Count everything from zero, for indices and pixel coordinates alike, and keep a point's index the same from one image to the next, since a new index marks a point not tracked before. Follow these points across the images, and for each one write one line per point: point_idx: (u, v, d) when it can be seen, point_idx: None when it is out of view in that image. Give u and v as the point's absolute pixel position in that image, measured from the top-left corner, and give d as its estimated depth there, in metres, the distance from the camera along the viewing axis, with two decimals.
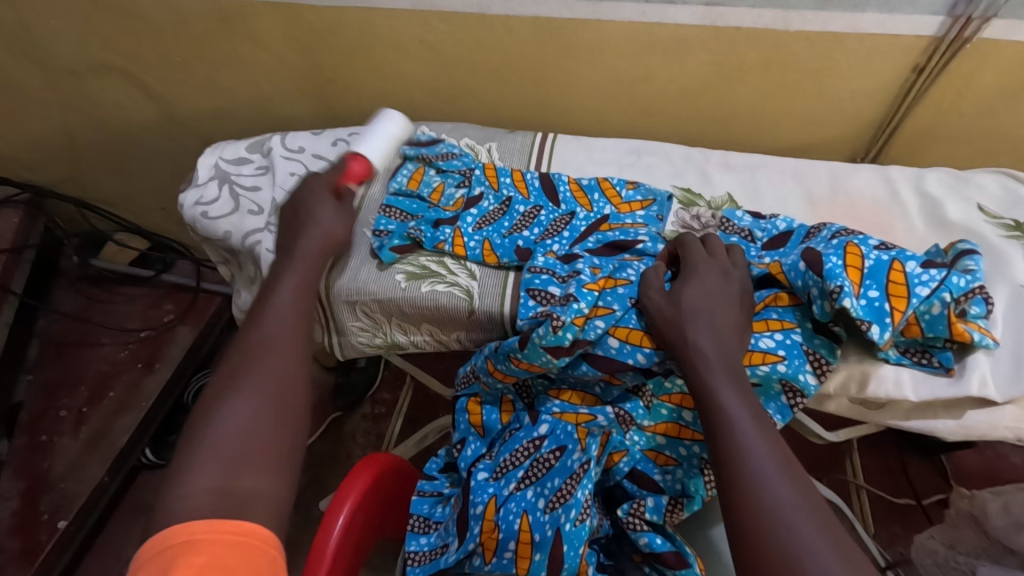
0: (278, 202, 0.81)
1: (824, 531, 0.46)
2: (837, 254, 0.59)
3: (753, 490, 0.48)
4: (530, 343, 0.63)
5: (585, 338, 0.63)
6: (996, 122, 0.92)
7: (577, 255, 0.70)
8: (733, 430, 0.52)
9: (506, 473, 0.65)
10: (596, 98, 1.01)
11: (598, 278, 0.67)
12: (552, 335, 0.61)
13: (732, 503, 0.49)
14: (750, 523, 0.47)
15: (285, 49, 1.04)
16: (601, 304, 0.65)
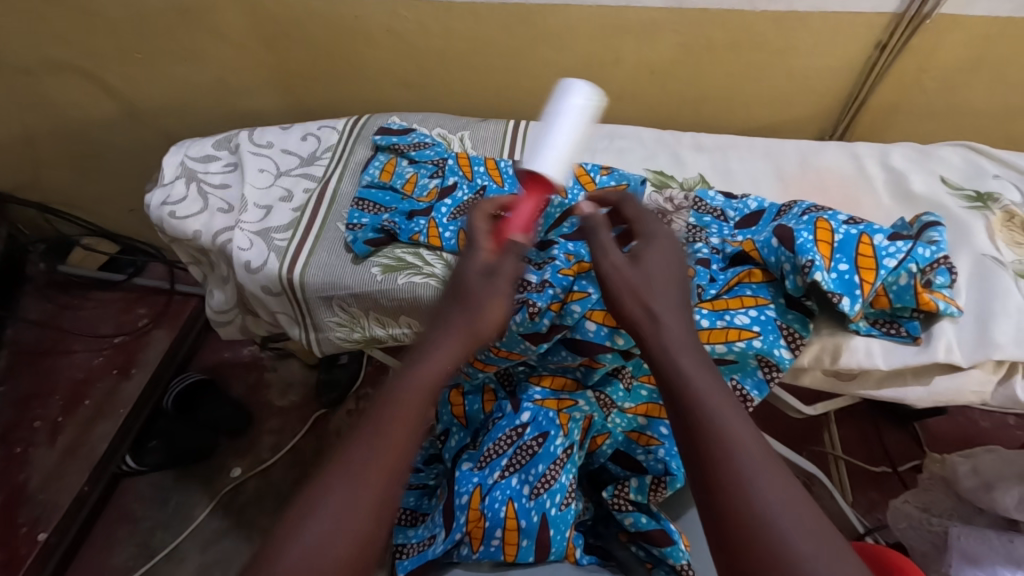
0: (247, 198, 0.79)
1: (812, 526, 0.42)
2: (808, 229, 0.60)
3: (735, 489, 0.43)
4: (509, 330, 0.64)
5: (561, 323, 0.64)
6: (957, 96, 0.94)
7: (553, 242, 0.71)
8: (715, 416, 0.46)
9: (490, 461, 0.64)
10: (567, 84, 1.01)
11: (573, 263, 0.68)
12: (528, 321, 0.64)
13: (715, 498, 0.44)
14: (737, 521, 0.42)
15: (249, 42, 1.02)
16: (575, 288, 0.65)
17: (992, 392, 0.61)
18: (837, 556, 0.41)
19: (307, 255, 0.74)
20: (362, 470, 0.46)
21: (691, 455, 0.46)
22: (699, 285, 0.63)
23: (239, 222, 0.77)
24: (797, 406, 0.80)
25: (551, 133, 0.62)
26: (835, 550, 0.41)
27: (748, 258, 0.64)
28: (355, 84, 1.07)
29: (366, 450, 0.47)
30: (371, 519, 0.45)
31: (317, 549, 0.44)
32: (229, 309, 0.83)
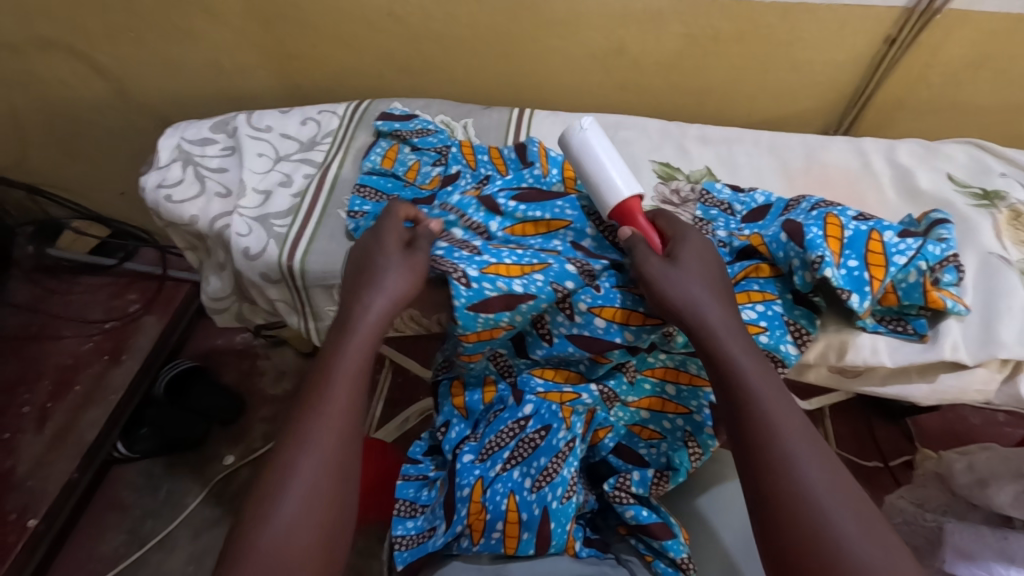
0: (246, 183, 0.77)
1: (848, 504, 0.47)
2: (817, 224, 0.60)
3: (781, 474, 0.49)
4: (457, 310, 0.62)
5: (525, 292, 0.62)
6: (960, 95, 0.94)
7: (500, 204, 0.70)
8: (760, 408, 0.51)
9: (492, 454, 0.64)
10: (571, 74, 0.99)
11: (513, 228, 0.70)
12: (469, 291, 0.61)
13: (761, 484, 0.49)
14: (782, 505, 0.48)
15: (246, 22, 1.00)
16: (511, 261, 0.64)
17: (996, 391, 0.61)
18: (871, 528, 0.47)
19: (307, 242, 0.73)
20: (326, 438, 0.52)
21: (740, 439, 0.52)
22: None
23: (237, 207, 0.75)
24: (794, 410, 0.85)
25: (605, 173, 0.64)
26: (866, 521, 0.47)
27: (756, 253, 0.63)
28: (355, 68, 1.05)
29: (325, 415, 0.53)
30: (337, 479, 0.52)
31: (303, 513, 0.49)
32: (225, 297, 0.81)
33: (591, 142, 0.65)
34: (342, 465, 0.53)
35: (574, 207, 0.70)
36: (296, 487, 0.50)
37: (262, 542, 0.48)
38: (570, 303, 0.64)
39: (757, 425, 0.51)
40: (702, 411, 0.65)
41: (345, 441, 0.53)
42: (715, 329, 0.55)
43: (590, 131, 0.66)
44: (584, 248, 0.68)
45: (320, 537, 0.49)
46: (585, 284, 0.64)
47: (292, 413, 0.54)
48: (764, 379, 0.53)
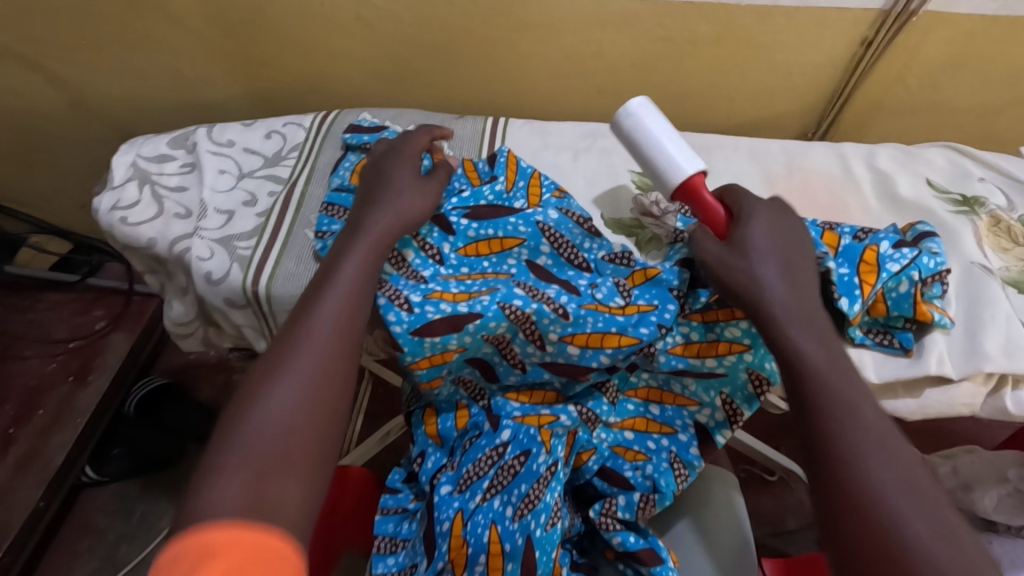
0: (207, 203, 0.74)
1: (924, 502, 0.43)
2: (814, 230, 0.62)
3: (852, 464, 0.45)
4: (400, 336, 0.60)
5: (469, 312, 0.61)
6: (938, 95, 0.93)
7: (452, 223, 0.68)
8: (837, 394, 0.48)
9: (472, 483, 0.61)
10: (547, 78, 0.96)
11: (469, 246, 0.68)
12: (411, 316, 0.61)
13: (827, 476, 0.46)
14: (850, 498, 0.44)
15: (206, 28, 0.95)
16: (460, 288, 0.64)
17: (981, 403, 0.60)
18: (949, 543, 0.41)
19: (274, 264, 0.69)
20: (324, 350, 0.52)
21: (805, 424, 0.49)
22: (680, 293, 0.63)
23: (198, 229, 0.71)
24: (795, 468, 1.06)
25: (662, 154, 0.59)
26: (945, 537, 0.42)
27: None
28: (323, 75, 1.00)
29: (321, 325, 0.53)
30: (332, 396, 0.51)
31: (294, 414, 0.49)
32: (189, 323, 0.76)
33: (643, 121, 0.60)
34: (331, 375, 0.52)
35: (528, 223, 0.67)
36: (288, 382, 0.50)
37: (251, 422, 0.47)
38: (539, 332, 0.61)
39: (835, 411, 0.48)
40: (686, 430, 0.64)
41: (342, 353, 0.53)
42: (781, 314, 0.53)
43: (641, 109, 0.61)
44: (539, 267, 0.66)
45: (308, 433, 0.48)
46: (536, 302, 0.61)
47: (288, 320, 0.55)
48: (845, 368, 0.50)
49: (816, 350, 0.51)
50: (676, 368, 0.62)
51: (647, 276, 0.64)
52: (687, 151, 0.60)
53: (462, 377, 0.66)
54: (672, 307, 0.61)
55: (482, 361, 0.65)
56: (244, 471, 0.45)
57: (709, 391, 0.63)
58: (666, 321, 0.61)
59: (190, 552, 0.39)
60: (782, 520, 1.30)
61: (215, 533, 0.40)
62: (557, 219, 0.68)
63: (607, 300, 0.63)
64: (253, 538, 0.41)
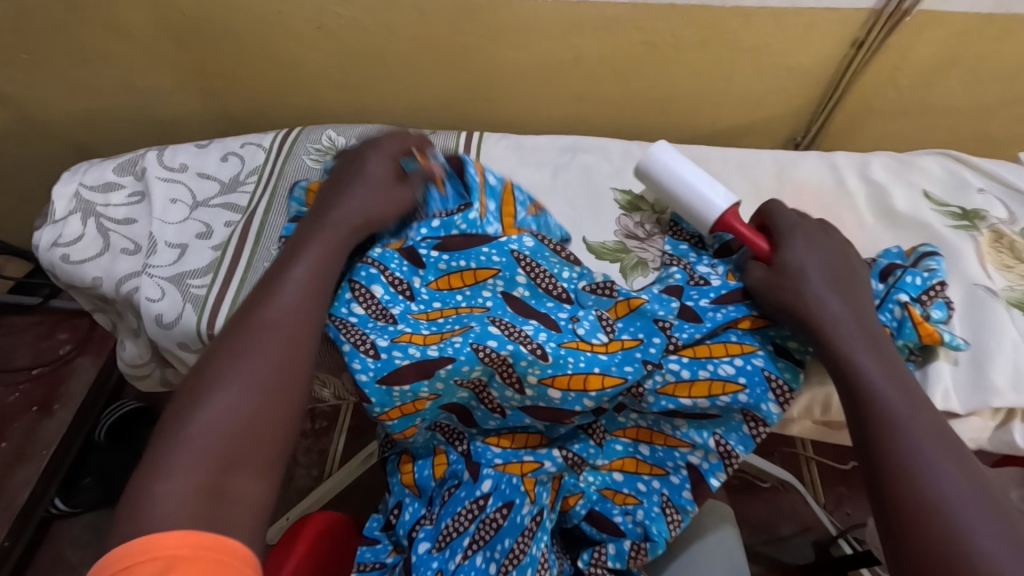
0: (157, 237, 0.68)
1: (990, 515, 0.44)
2: None
3: (910, 481, 0.46)
4: (366, 385, 0.56)
5: (441, 356, 0.56)
6: (931, 96, 0.89)
7: (422, 254, 0.61)
8: (895, 405, 0.50)
9: (452, 539, 0.56)
10: (523, 86, 0.91)
11: (444, 276, 0.61)
12: (378, 363, 0.56)
13: (886, 492, 0.47)
14: (913, 513, 0.45)
15: (155, 40, 0.88)
16: (431, 328, 0.58)
17: (988, 437, 0.57)
18: (1019, 547, 0.42)
19: (231, 304, 0.64)
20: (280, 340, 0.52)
21: (861, 441, 0.50)
22: (666, 326, 0.58)
23: (148, 267, 0.66)
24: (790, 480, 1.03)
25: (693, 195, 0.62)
26: (1012, 540, 0.42)
27: (745, 299, 0.59)
28: (285, 87, 0.94)
29: (277, 317, 0.53)
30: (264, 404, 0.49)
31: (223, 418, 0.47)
32: (143, 365, 0.71)
33: (671, 167, 0.63)
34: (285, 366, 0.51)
35: (503, 251, 0.61)
36: (236, 377, 0.49)
37: (198, 419, 0.47)
38: (517, 376, 0.56)
39: (897, 420, 0.49)
40: (678, 471, 0.60)
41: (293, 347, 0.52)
42: (843, 330, 0.54)
43: (666, 155, 0.64)
44: (516, 298, 0.60)
45: (262, 421, 0.48)
46: (512, 343, 0.56)
47: (243, 312, 0.55)
48: (905, 380, 0.51)
49: (876, 363, 0.52)
50: (666, 408, 0.58)
51: (631, 306, 0.60)
52: (718, 189, 0.61)
53: (439, 421, 0.61)
54: (660, 346, 0.57)
55: (458, 406, 0.60)
56: (195, 473, 0.44)
57: (702, 431, 0.59)
58: (657, 358, 0.56)
59: (141, 554, 0.39)
60: (776, 527, 1.24)
61: (165, 537, 0.39)
62: (534, 248, 0.62)
63: (589, 336, 0.58)
64: (212, 542, 0.40)
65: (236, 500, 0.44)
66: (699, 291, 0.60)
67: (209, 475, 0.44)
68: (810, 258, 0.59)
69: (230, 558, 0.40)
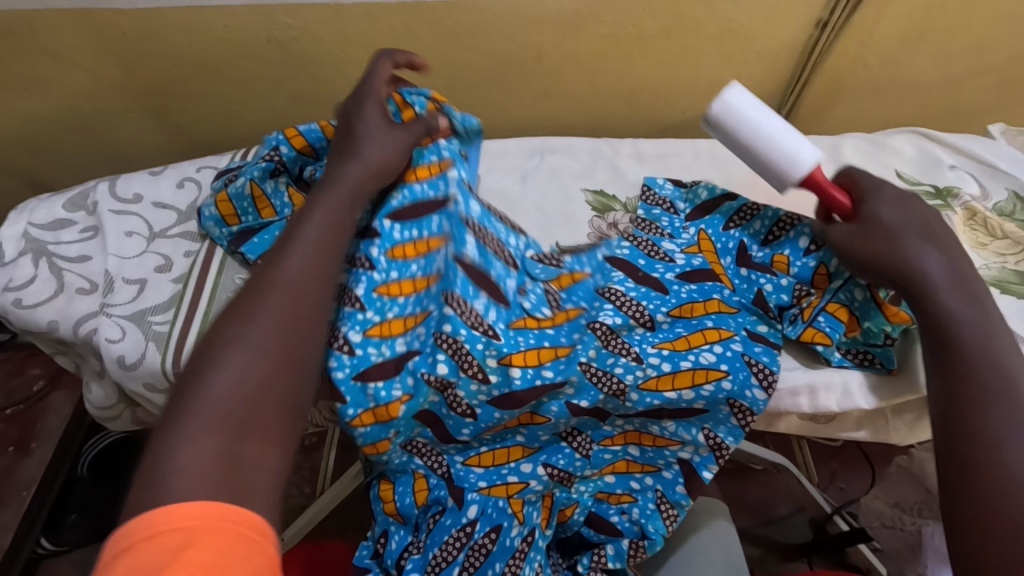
0: (114, 273, 0.65)
1: None
2: (726, 237, 0.66)
3: (995, 458, 0.44)
4: (341, 384, 0.56)
5: (406, 350, 0.58)
6: (899, 71, 0.88)
7: (375, 227, 0.62)
8: (993, 361, 0.47)
9: (445, 568, 0.55)
10: (486, 85, 0.88)
11: (409, 247, 0.62)
12: (353, 360, 0.57)
13: (972, 470, 0.44)
14: (989, 488, 0.43)
15: (101, 61, 0.84)
16: (393, 314, 0.59)
17: None
18: None
19: (195, 341, 0.61)
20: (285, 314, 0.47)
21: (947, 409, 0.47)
22: (610, 290, 0.62)
23: (105, 306, 0.63)
24: (784, 463, 1.02)
25: (770, 147, 0.56)
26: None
27: (716, 279, 0.63)
28: (240, 103, 0.91)
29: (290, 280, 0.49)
30: (276, 374, 0.45)
31: (241, 383, 0.43)
32: (113, 406, 0.68)
33: (744, 117, 0.57)
34: (298, 340, 0.47)
35: (452, 219, 0.61)
36: (247, 344, 0.45)
37: (209, 383, 0.42)
38: (477, 363, 0.56)
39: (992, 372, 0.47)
40: (670, 467, 0.60)
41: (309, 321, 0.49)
42: (940, 281, 0.51)
43: (741, 105, 0.57)
44: (467, 262, 0.59)
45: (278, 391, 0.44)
46: (466, 327, 0.57)
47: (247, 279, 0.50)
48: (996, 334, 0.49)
49: (971, 318, 0.50)
50: (652, 405, 0.57)
51: (573, 279, 0.63)
52: (797, 145, 0.56)
53: (414, 439, 0.60)
54: (618, 314, 0.60)
55: (430, 415, 0.59)
56: (212, 441, 0.40)
57: (689, 428, 0.59)
58: (617, 327, 0.60)
59: (162, 521, 0.35)
60: (772, 508, 1.18)
61: (186, 508, 0.35)
62: (480, 214, 0.63)
63: (536, 310, 0.60)
64: (235, 515, 0.36)
65: (256, 469, 0.40)
66: (665, 266, 0.64)
67: (223, 439, 0.40)
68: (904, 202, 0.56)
69: (252, 534, 0.36)
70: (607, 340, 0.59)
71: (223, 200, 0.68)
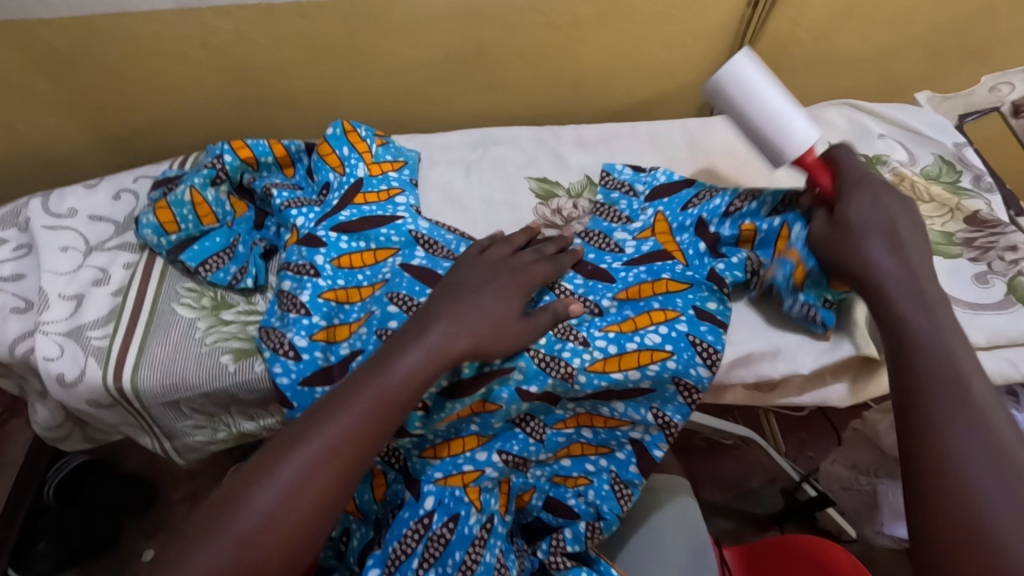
0: (46, 290, 0.63)
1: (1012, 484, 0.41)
2: (685, 216, 0.66)
3: (931, 440, 0.44)
4: (287, 388, 0.56)
5: (351, 351, 0.57)
6: (832, 46, 0.91)
7: (321, 237, 0.63)
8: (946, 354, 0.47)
9: (404, 561, 0.54)
10: (429, 79, 0.88)
11: (357, 254, 0.63)
12: (300, 364, 0.57)
13: (915, 458, 0.44)
14: (927, 473, 0.43)
15: (29, 76, 0.81)
16: (339, 320, 0.60)
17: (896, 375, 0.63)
18: None
19: (137, 354, 0.59)
20: (309, 475, 0.46)
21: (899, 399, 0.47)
22: (558, 285, 0.62)
23: (39, 324, 0.61)
24: (751, 435, 1.03)
25: (771, 124, 0.56)
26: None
27: (669, 257, 0.63)
28: (180, 110, 0.89)
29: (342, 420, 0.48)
30: (298, 529, 0.45)
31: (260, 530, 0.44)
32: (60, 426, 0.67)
33: (751, 87, 0.56)
34: (319, 508, 0.46)
35: (400, 232, 0.64)
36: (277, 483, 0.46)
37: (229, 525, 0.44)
38: None
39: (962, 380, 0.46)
40: (623, 448, 0.61)
41: (337, 492, 0.46)
42: (890, 275, 0.52)
43: (748, 72, 0.56)
44: (414, 267, 0.61)
45: (280, 556, 0.44)
46: None
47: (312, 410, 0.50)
48: (956, 342, 0.48)
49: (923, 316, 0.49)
50: (600, 386, 0.58)
51: None
52: (796, 123, 0.56)
53: None
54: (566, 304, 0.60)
55: None
56: None
57: (638, 408, 0.59)
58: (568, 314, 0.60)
59: None
60: (745, 481, 1.21)
61: None
62: (429, 228, 0.66)
63: None
64: None
65: None
66: (614, 256, 0.64)
67: None
68: (874, 203, 0.56)
69: None
70: (558, 329, 0.59)
71: (162, 207, 0.66)
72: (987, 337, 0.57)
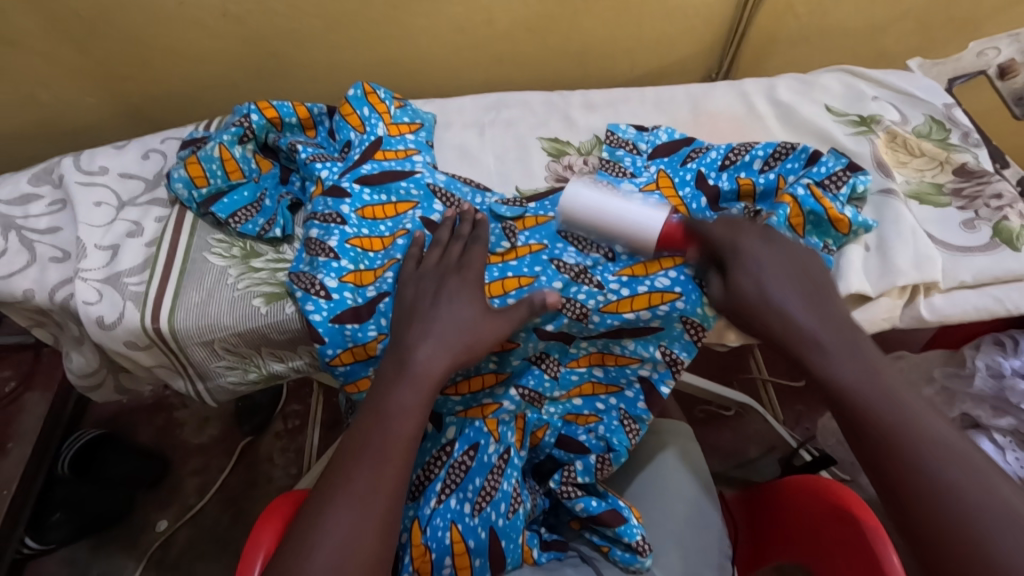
0: (83, 240, 0.66)
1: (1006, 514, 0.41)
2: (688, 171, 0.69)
3: (927, 488, 0.42)
4: (319, 325, 0.59)
5: (378, 293, 0.61)
6: (827, 19, 0.95)
7: (345, 188, 0.66)
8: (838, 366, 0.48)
9: (427, 484, 0.60)
10: (440, 51, 0.91)
11: (380, 206, 0.66)
12: (329, 304, 0.60)
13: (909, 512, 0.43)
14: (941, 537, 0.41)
15: (53, 43, 0.83)
16: (364, 265, 0.63)
17: (900, 315, 0.63)
18: None
19: (172, 298, 0.63)
20: (355, 530, 0.47)
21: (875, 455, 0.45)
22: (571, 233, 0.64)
23: (78, 271, 0.64)
24: (751, 403, 1.06)
25: None
26: None
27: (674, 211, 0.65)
28: (199, 81, 0.92)
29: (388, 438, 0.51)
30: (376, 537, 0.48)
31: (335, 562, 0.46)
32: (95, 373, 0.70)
33: None
34: (367, 564, 0.47)
35: (419, 185, 0.68)
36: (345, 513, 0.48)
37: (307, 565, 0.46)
38: None
39: (896, 422, 0.45)
40: (632, 385, 0.64)
41: (384, 539, 0.48)
42: (788, 303, 0.51)
43: None
44: (432, 222, 0.65)
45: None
46: None
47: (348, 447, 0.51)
48: (855, 342, 0.49)
49: (839, 351, 0.48)
50: (613, 325, 0.62)
51: (538, 220, 0.66)
52: None
53: None
54: (579, 254, 0.64)
55: None
56: None
57: (647, 346, 0.63)
58: (583, 264, 0.63)
59: None
60: (744, 452, 1.24)
61: None
62: (446, 181, 0.69)
63: (495, 246, 0.65)
64: None
65: None
66: None
67: None
68: (785, 248, 0.55)
69: None
70: (575, 275, 0.62)
71: (192, 162, 0.69)
72: (973, 275, 0.62)
